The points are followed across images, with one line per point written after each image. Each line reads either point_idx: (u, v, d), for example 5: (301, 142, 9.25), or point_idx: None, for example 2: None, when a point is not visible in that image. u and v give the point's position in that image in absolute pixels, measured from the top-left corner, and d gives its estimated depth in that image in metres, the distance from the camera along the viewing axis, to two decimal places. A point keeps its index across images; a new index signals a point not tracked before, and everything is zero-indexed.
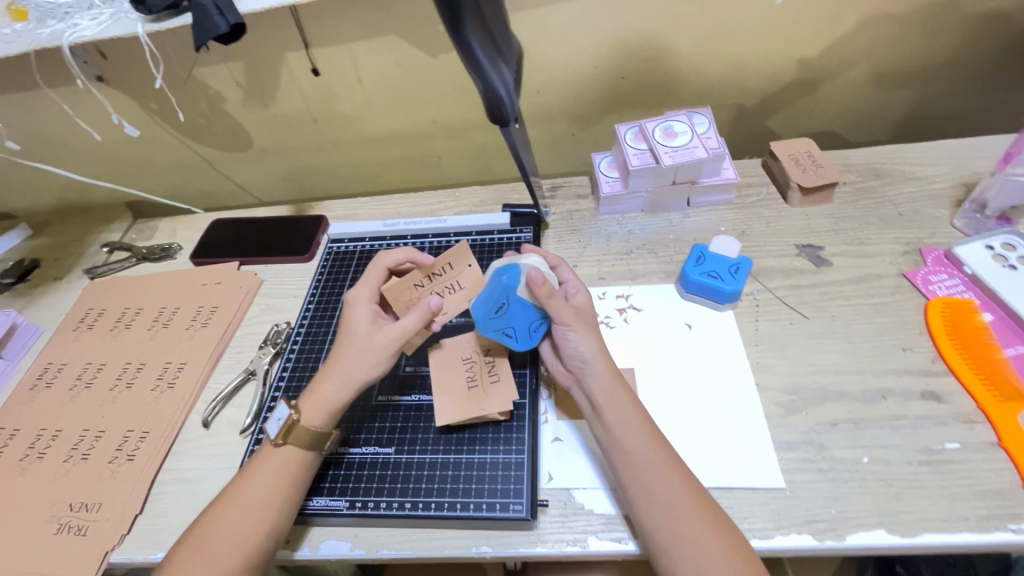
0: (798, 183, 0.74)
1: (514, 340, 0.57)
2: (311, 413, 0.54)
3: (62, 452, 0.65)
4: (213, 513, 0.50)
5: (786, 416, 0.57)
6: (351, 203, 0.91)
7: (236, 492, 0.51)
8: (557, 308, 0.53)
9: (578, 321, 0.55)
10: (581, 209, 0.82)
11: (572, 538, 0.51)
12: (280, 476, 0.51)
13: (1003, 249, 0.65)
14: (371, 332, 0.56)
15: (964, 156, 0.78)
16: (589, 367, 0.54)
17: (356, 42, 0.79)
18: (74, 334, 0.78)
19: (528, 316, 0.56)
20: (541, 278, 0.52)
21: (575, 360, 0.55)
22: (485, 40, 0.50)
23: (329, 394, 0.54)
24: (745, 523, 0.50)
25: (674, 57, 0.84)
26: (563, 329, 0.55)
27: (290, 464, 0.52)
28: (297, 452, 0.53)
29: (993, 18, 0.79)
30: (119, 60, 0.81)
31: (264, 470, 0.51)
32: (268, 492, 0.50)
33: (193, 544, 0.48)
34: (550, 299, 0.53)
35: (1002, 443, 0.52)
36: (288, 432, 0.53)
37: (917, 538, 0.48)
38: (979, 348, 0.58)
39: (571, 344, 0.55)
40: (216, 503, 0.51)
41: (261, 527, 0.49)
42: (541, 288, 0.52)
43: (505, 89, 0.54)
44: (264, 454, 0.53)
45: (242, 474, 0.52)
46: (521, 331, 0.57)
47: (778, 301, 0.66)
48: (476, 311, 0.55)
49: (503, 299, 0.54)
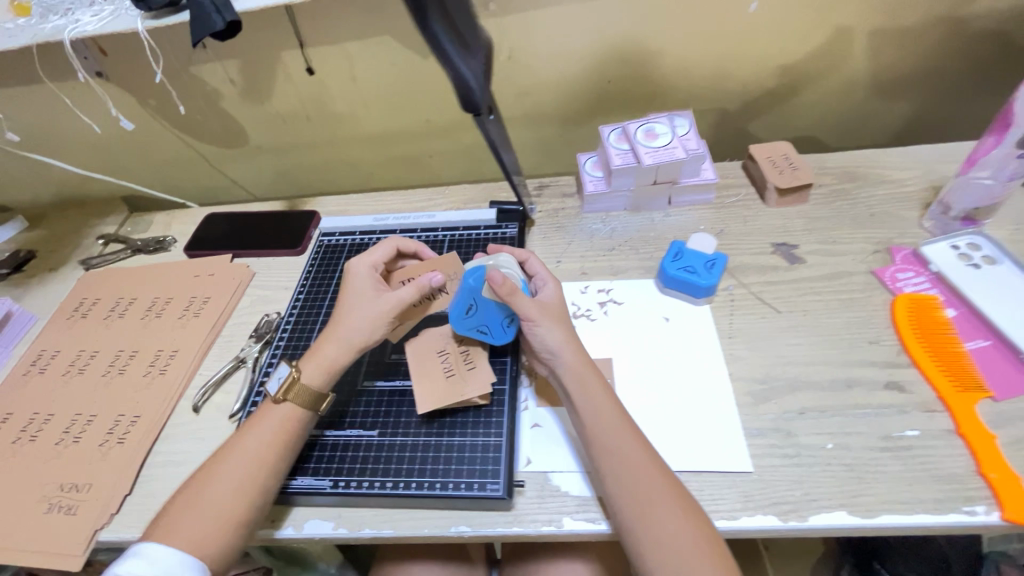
0: (774, 184, 0.77)
1: (490, 336, 0.61)
2: (311, 371, 0.57)
3: (54, 435, 0.66)
4: (208, 470, 0.52)
5: (755, 404, 0.59)
6: (343, 200, 0.93)
7: (231, 451, 0.53)
8: (519, 304, 0.56)
9: (542, 315, 0.57)
10: (566, 207, 0.84)
11: (547, 518, 0.53)
12: (277, 434, 0.54)
13: (968, 248, 0.68)
14: (371, 298, 0.60)
15: (934, 161, 0.81)
16: (556, 357, 0.56)
17: (350, 43, 0.82)
18: (68, 323, 0.79)
19: (496, 314, 0.59)
20: (501, 279, 0.55)
21: (543, 351, 0.57)
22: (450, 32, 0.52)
23: (328, 354, 0.57)
24: (713, 505, 0.52)
25: (658, 62, 0.87)
26: (529, 324, 0.57)
27: (286, 422, 0.55)
28: (294, 410, 0.55)
29: (962, 31, 0.83)
30: (118, 56, 0.84)
31: (261, 428, 0.54)
32: (262, 452, 0.52)
33: (186, 499, 0.50)
34: (511, 295, 0.56)
35: (960, 431, 0.54)
36: (289, 388, 0.55)
37: (876, 519, 0.50)
38: (941, 341, 0.61)
39: (538, 337, 0.57)
40: (212, 461, 0.53)
41: (251, 487, 0.51)
42: (500, 287, 0.55)
43: (474, 79, 0.55)
44: (267, 408, 0.56)
45: (240, 433, 0.54)
46: (495, 327, 0.60)
47: (753, 296, 0.69)
48: (451, 311, 0.60)
49: (470, 299, 0.59)
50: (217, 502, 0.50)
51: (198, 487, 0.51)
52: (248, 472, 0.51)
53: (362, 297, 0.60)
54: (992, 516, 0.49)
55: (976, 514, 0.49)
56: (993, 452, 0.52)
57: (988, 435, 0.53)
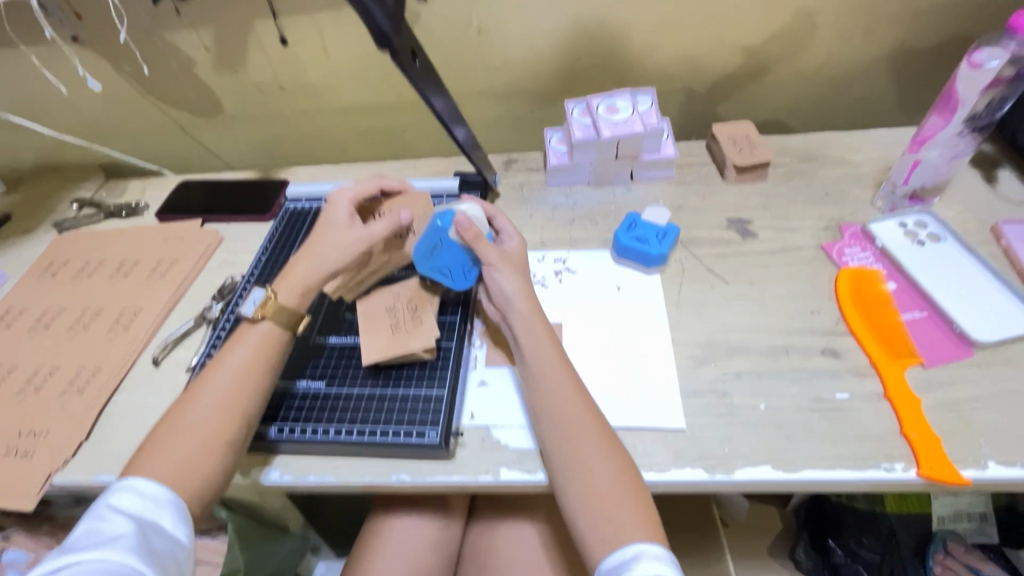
0: (732, 162, 0.78)
1: (451, 280, 0.62)
2: (285, 291, 0.58)
3: (17, 385, 0.68)
4: (193, 389, 0.54)
5: (695, 367, 0.61)
6: (314, 170, 0.94)
7: (215, 370, 0.55)
8: (481, 248, 0.59)
9: (503, 262, 0.59)
10: (531, 181, 0.86)
11: (485, 468, 0.55)
12: (258, 351, 0.56)
13: (914, 227, 0.70)
14: (346, 226, 0.61)
15: (891, 144, 0.83)
16: (511, 303, 0.58)
17: (321, 12, 0.83)
18: (37, 281, 0.81)
19: (461, 257, 0.62)
20: (467, 221, 0.59)
21: (499, 297, 0.59)
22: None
23: (301, 274, 0.59)
24: (644, 458, 0.54)
25: (626, 40, 0.88)
26: (490, 270, 0.59)
27: (266, 339, 0.56)
28: (272, 328, 0.57)
29: (923, 17, 0.84)
30: (93, 20, 0.85)
31: (242, 347, 0.56)
32: (243, 369, 0.54)
33: (175, 417, 0.52)
34: (473, 239, 0.59)
35: (887, 394, 0.56)
36: (265, 307, 0.57)
37: (799, 473, 0.52)
38: (880, 312, 0.63)
39: (497, 283, 0.59)
40: (197, 381, 0.55)
41: (240, 399, 0.53)
42: (465, 229, 0.58)
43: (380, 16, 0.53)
44: (244, 330, 0.57)
45: (221, 353, 0.56)
46: (457, 272, 0.62)
47: (703, 268, 0.70)
48: (414, 249, 0.61)
49: (437, 239, 0.61)
50: (207, 416, 0.52)
51: (185, 405, 0.53)
52: (234, 386, 0.53)
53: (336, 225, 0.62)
54: (910, 472, 0.51)
55: (895, 470, 0.51)
56: (917, 414, 0.54)
57: (913, 398, 0.55)
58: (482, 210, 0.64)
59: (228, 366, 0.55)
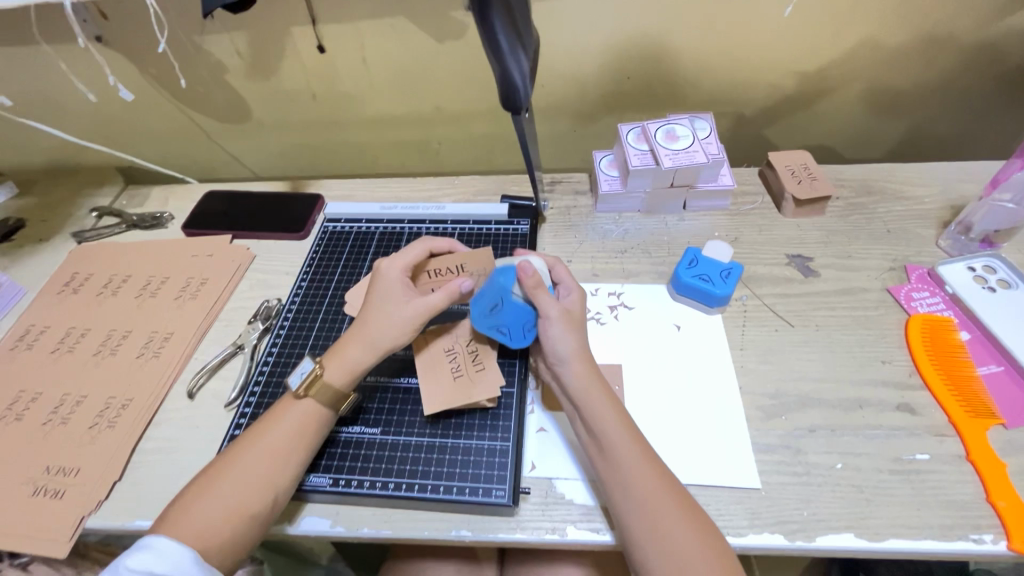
0: (792, 195, 0.76)
1: (510, 339, 0.59)
2: (334, 371, 0.55)
3: (42, 415, 0.64)
4: (228, 456, 0.51)
5: (765, 419, 0.58)
6: (348, 184, 0.90)
7: (251, 442, 0.52)
8: (542, 301, 0.56)
9: (561, 316, 0.56)
10: (578, 205, 0.82)
11: (551, 526, 0.52)
12: (299, 429, 0.53)
13: (983, 271, 0.67)
14: (398, 299, 0.57)
15: (953, 179, 0.80)
16: (566, 364, 0.55)
17: (363, 21, 0.78)
18: (58, 298, 0.76)
19: (522, 315, 0.58)
20: (532, 270, 0.56)
21: (553, 357, 0.56)
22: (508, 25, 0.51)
23: (352, 356, 0.56)
24: (720, 520, 0.52)
25: (680, 61, 0.84)
26: (545, 324, 0.56)
27: (308, 417, 0.53)
28: (315, 406, 0.54)
29: (989, 47, 0.81)
30: (119, 20, 0.80)
31: (284, 420, 0.53)
32: (284, 446, 0.52)
33: (202, 485, 0.50)
34: (535, 290, 0.56)
35: (969, 456, 0.54)
36: (311, 385, 0.54)
37: (884, 542, 0.49)
38: (955, 364, 0.60)
39: (550, 341, 0.55)
40: (233, 448, 0.52)
41: (272, 480, 0.50)
42: (530, 279, 0.55)
43: (521, 77, 0.54)
44: (285, 404, 0.54)
45: (261, 422, 0.53)
46: (515, 330, 0.59)
47: (766, 308, 0.68)
48: (474, 308, 0.59)
49: (500, 296, 0.58)
50: (235, 492, 0.49)
51: (216, 474, 0.50)
52: (270, 464, 0.50)
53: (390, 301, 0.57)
54: (1000, 545, 0.49)
55: (984, 542, 0.49)
56: (1003, 480, 0.52)
57: (998, 463, 0.53)
58: (544, 262, 0.61)
59: (266, 438, 0.52)
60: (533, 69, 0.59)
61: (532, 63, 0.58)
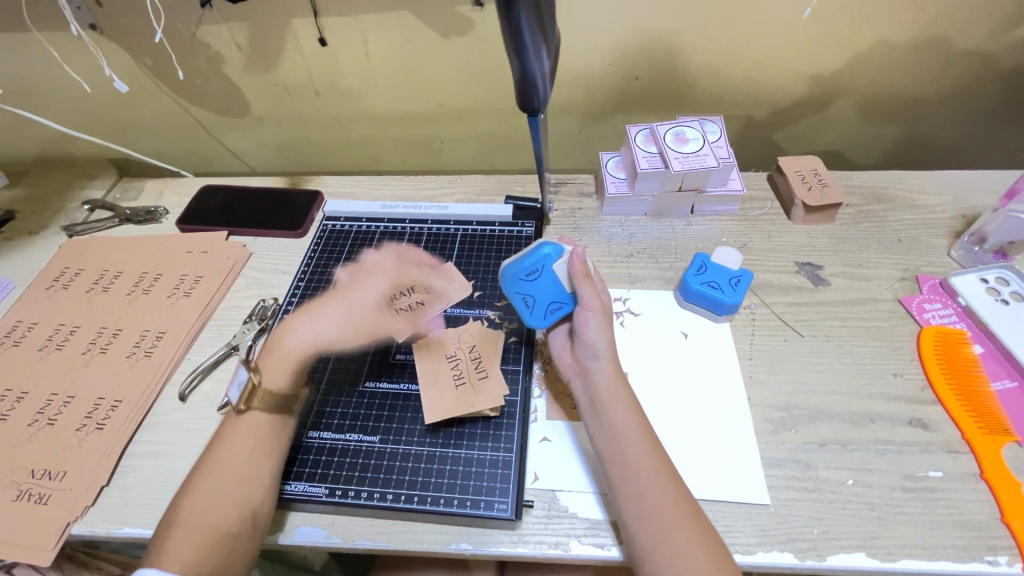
0: (802, 201, 0.74)
1: (528, 312, 0.57)
2: (274, 373, 0.54)
3: (27, 415, 0.62)
4: (191, 483, 0.49)
5: (775, 433, 0.57)
6: (348, 181, 0.88)
7: (211, 465, 0.50)
8: (586, 290, 0.54)
9: (602, 310, 0.55)
10: (584, 208, 0.81)
11: (554, 540, 0.50)
12: (253, 443, 0.51)
13: (996, 283, 0.66)
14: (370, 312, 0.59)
15: (965, 188, 0.79)
16: (597, 359, 0.54)
17: (366, 14, 0.76)
18: (46, 293, 0.74)
19: (553, 292, 0.57)
20: (583, 257, 0.56)
21: (587, 350, 0.54)
22: (535, 25, 0.49)
23: (290, 349, 0.55)
24: (728, 537, 0.50)
25: (690, 62, 0.83)
26: (585, 313, 0.54)
27: (260, 429, 0.52)
28: (264, 417, 0.52)
29: (1004, 55, 0.80)
30: (114, 8, 0.77)
31: (235, 437, 0.51)
32: (242, 461, 0.50)
33: (176, 512, 0.48)
34: (581, 278, 0.55)
35: (984, 475, 0.52)
36: (252, 396, 0.52)
37: (897, 563, 0.48)
38: (968, 379, 0.59)
39: (589, 333, 0.54)
40: (192, 475, 0.50)
41: (243, 494, 0.48)
42: (579, 265, 0.55)
43: (541, 79, 0.53)
44: (232, 422, 0.53)
45: (214, 443, 0.51)
46: (539, 307, 0.57)
47: (775, 317, 0.66)
48: (511, 268, 0.57)
49: (540, 265, 0.57)
50: (210, 515, 0.47)
51: (186, 502, 0.48)
52: (234, 480, 0.49)
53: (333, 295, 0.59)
54: (1015, 567, 0.47)
55: (999, 564, 0.48)
56: (1018, 500, 0.50)
57: (1013, 482, 0.52)
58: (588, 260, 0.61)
59: (224, 458, 0.50)
60: (553, 64, 0.57)
61: (553, 59, 0.57)
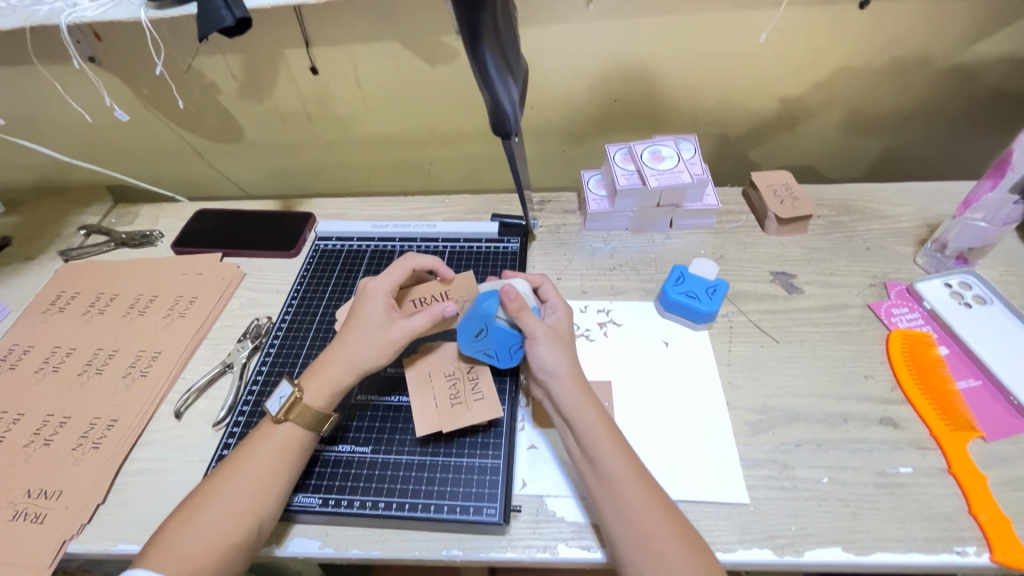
0: (775, 214, 0.78)
1: (497, 360, 0.59)
2: (313, 393, 0.55)
3: (24, 436, 0.63)
4: (209, 484, 0.50)
5: (753, 434, 0.59)
6: (340, 203, 0.91)
7: (231, 470, 0.51)
8: (530, 323, 0.56)
9: (548, 335, 0.57)
10: (567, 224, 0.84)
11: (542, 544, 0.52)
12: (278, 455, 0.52)
13: (960, 287, 0.69)
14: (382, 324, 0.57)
15: (928, 199, 0.83)
16: (557, 381, 0.55)
17: (357, 45, 0.80)
18: (43, 317, 0.76)
19: (508, 339, 0.58)
20: (514, 294, 0.55)
21: (544, 373, 0.56)
22: (499, 57, 0.52)
23: (333, 377, 0.56)
24: (710, 536, 0.52)
25: (665, 85, 0.87)
26: (533, 343, 0.56)
27: (288, 441, 0.53)
28: (297, 431, 0.54)
29: (959, 74, 0.85)
30: (113, 42, 0.81)
31: (264, 447, 0.52)
32: (265, 470, 0.51)
33: (187, 513, 0.49)
34: (520, 314, 0.55)
35: (952, 469, 0.55)
36: (292, 408, 0.54)
37: (871, 556, 0.50)
38: (935, 378, 0.62)
39: (542, 358, 0.56)
40: (209, 480, 0.51)
41: (255, 505, 0.49)
42: (512, 302, 0.55)
43: (512, 105, 0.56)
44: (264, 430, 0.54)
45: (241, 448, 0.53)
46: (503, 352, 0.59)
47: (751, 324, 0.69)
48: (460, 331, 0.58)
49: (484, 322, 0.57)
50: (220, 517, 0.48)
51: (200, 501, 0.49)
52: (248, 490, 0.50)
53: (374, 321, 0.57)
54: (983, 557, 0.49)
55: (967, 554, 0.50)
56: (984, 493, 0.53)
57: (978, 475, 0.54)
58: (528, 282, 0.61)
59: (246, 466, 0.51)
60: (522, 94, 0.61)
61: (521, 86, 0.60)
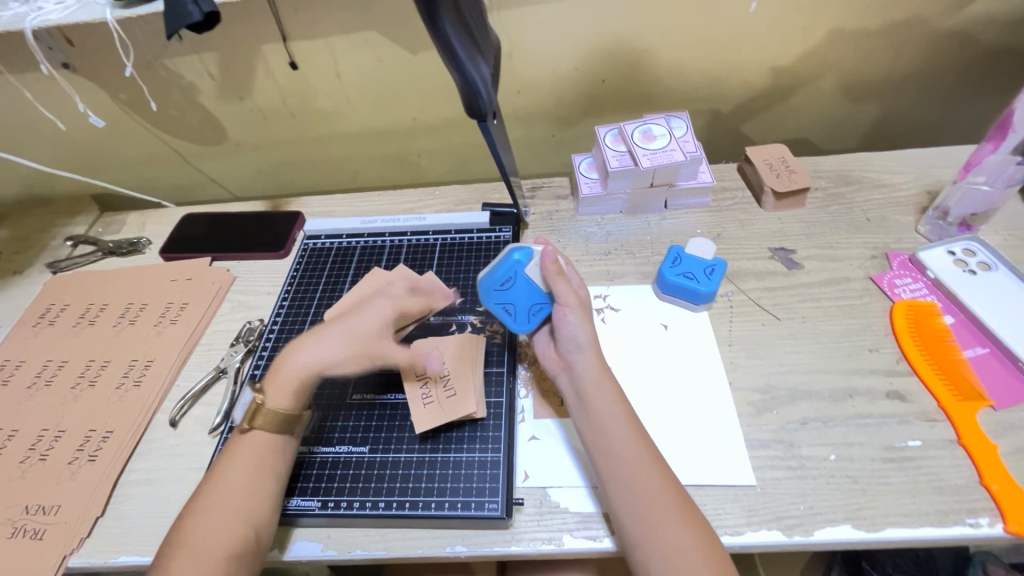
0: (771, 188, 0.76)
1: (512, 320, 0.58)
2: (279, 397, 0.53)
3: (19, 453, 0.62)
4: (197, 500, 0.50)
5: (756, 415, 0.58)
6: (329, 201, 0.89)
7: (214, 484, 0.50)
8: (560, 287, 0.55)
9: (579, 305, 0.55)
10: (560, 210, 0.82)
11: (547, 536, 0.51)
12: (256, 462, 0.51)
13: (963, 254, 0.68)
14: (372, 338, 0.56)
15: (929, 165, 0.81)
16: (581, 353, 0.54)
17: (335, 36, 0.78)
18: (33, 331, 0.75)
19: (533, 296, 0.58)
20: (553, 254, 0.57)
21: (569, 345, 0.55)
22: (463, 34, 0.50)
23: (296, 376, 0.54)
24: (717, 520, 0.51)
25: (653, 62, 0.85)
26: (563, 311, 0.55)
27: (260, 449, 0.52)
28: (264, 435, 0.52)
29: (955, 36, 0.82)
30: (85, 46, 0.79)
31: (237, 457, 0.51)
32: (245, 481, 0.50)
33: (181, 530, 0.48)
34: (555, 276, 0.55)
35: (961, 441, 0.54)
36: (254, 416, 0.53)
37: (881, 532, 0.49)
38: (941, 348, 0.60)
39: (569, 328, 0.55)
40: (198, 496, 0.50)
41: (244, 515, 0.48)
42: (550, 264, 0.55)
43: (484, 85, 0.54)
44: (235, 441, 0.53)
45: (218, 464, 0.52)
46: (521, 313, 0.58)
47: (751, 303, 0.68)
48: (485, 278, 0.59)
49: (512, 272, 0.59)
50: (212, 534, 0.47)
51: (194, 517, 0.49)
52: (234, 502, 0.49)
53: (365, 330, 0.56)
54: (996, 528, 0.48)
55: (980, 526, 0.49)
56: (995, 463, 0.52)
57: (989, 445, 0.53)
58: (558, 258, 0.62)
59: (228, 478, 0.50)
60: (494, 75, 0.59)
61: (491, 66, 0.58)
